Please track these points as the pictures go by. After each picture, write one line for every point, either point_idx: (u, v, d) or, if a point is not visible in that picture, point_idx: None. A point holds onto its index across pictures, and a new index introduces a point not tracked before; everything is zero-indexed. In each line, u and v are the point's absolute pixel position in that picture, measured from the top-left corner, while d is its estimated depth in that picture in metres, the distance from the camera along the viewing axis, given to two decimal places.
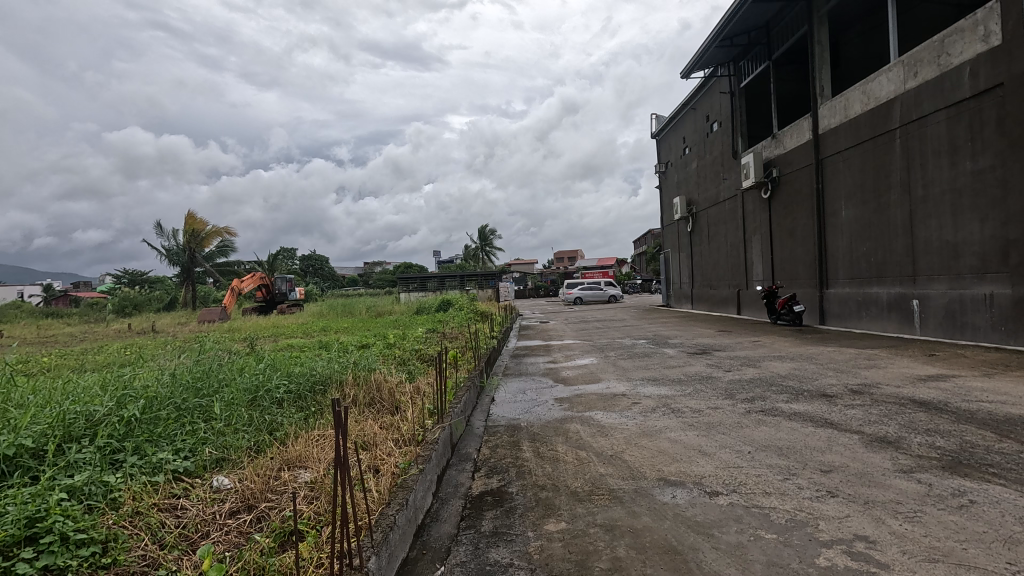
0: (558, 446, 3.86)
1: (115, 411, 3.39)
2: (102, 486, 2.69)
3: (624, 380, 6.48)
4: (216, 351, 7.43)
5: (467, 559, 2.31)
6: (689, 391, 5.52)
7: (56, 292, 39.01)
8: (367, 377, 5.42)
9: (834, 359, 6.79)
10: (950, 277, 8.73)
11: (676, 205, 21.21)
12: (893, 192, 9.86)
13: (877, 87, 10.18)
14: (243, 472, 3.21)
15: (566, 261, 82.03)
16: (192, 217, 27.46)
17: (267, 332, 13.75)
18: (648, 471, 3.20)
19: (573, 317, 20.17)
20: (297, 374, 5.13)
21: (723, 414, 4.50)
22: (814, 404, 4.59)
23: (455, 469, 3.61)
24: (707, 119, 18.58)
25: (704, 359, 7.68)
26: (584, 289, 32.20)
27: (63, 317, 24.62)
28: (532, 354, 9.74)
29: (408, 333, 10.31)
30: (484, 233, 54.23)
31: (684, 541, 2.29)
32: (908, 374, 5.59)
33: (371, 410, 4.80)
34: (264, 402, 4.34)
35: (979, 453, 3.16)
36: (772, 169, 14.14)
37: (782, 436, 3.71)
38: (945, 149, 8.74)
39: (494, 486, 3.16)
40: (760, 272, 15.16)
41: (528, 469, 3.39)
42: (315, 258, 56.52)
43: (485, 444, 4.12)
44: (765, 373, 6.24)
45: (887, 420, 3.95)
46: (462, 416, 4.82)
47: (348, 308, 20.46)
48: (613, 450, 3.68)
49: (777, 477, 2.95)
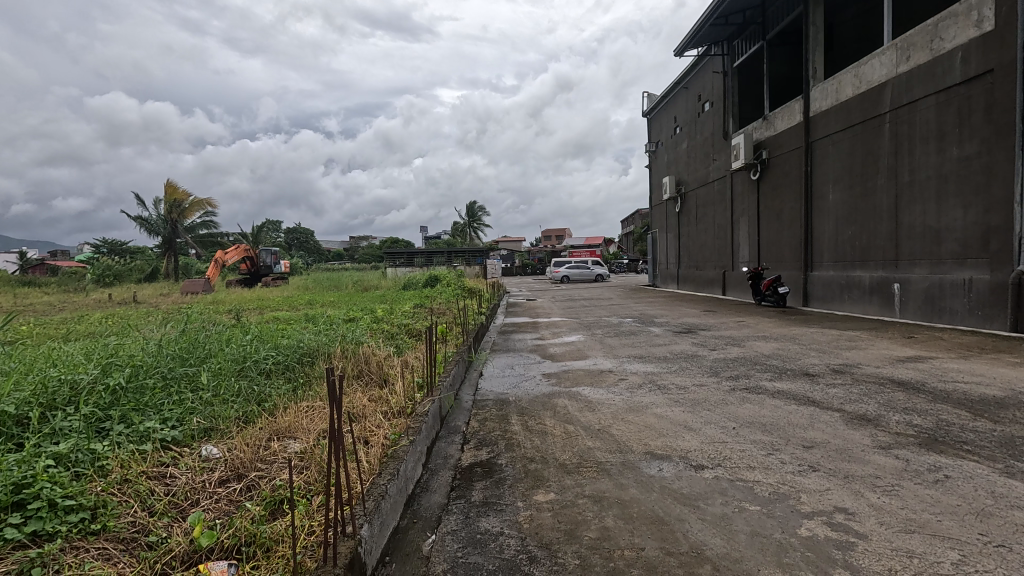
0: (546, 420, 3.91)
1: (101, 379, 3.35)
2: (90, 454, 2.68)
3: (611, 357, 6.54)
4: (201, 322, 7.37)
5: (457, 528, 2.34)
6: (675, 369, 5.60)
7: (32, 260, 38.08)
8: (355, 350, 5.42)
9: (816, 340, 6.91)
10: (931, 262, 8.88)
11: (665, 186, 21.22)
12: (880, 177, 9.94)
13: (869, 71, 10.18)
14: (232, 443, 3.21)
15: (553, 240, 82.08)
16: (172, 187, 26.92)
17: (251, 305, 13.61)
18: (635, 446, 3.25)
19: (560, 295, 20.24)
20: (285, 346, 5.11)
21: (708, 391, 4.58)
22: (797, 383, 4.69)
23: (444, 441, 3.63)
24: (698, 98, 18.49)
25: (689, 338, 7.78)
26: (571, 268, 32.29)
27: (40, 286, 24.10)
28: (520, 330, 9.79)
29: (396, 308, 10.29)
30: (472, 210, 53.93)
31: (670, 512, 2.34)
32: (888, 355, 5.72)
33: (360, 383, 4.82)
34: (252, 371, 4.32)
35: (955, 430, 3.26)
36: (761, 151, 14.18)
37: (766, 413, 3.79)
38: (932, 135, 8.80)
39: (483, 457, 3.20)
40: (746, 254, 15.32)
41: (517, 442, 3.43)
42: (300, 231, 55.80)
43: (474, 418, 4.15)
44: (750, 352, 6.34)
45: (867, 399, 4.06)
46: (451, 390, 4.85)
47: (335, 282, 20.32)
48: (600, 425, 3.73)
49: (760, 452, 3.02)
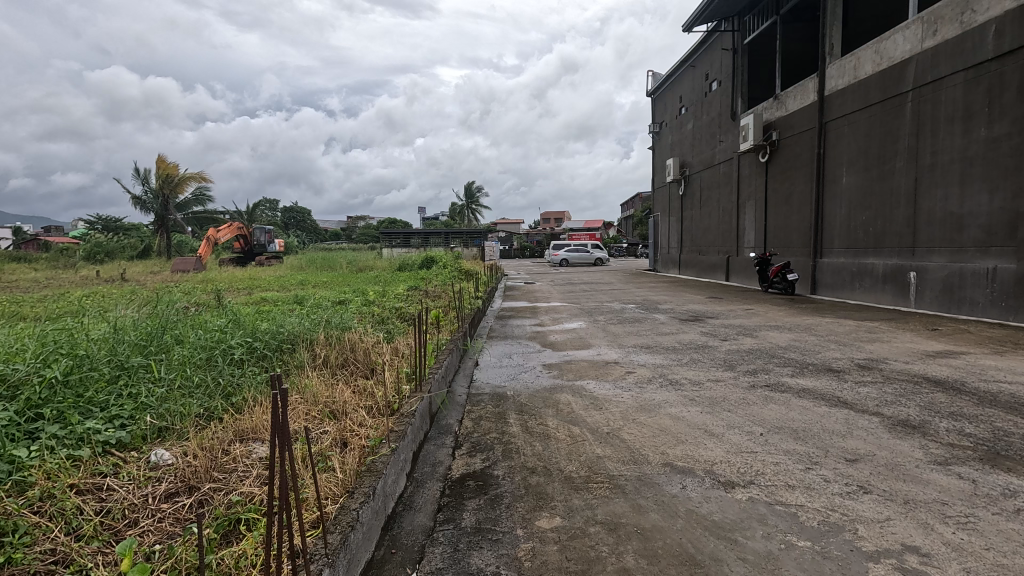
0: (548, 421, 3.49)
1: (38, 370, 2.91)
2: (8, 463, 2.25)
3: (616, 346, 6.12)
4: (177, 303, 6.93)
5: (443, 567, 1.92)
6: (686, 361, 5.18)
7: (26, 236, 37.56)
8: (340, 337, 4.99)
9: (834, 331, 6.49)
10: (951, 250, 8.46)
11: (669, 167, 20.62)
12: (899, 159, 9.46)
13: (892, 46, 9.64)
14: (188, 445, 2.79)
15: (551, 222, 81.62)
16: (163, 161, 26.29)
17: (241, 284, 13.12)
18: (650, 454, 2.84)
19: (559, 279, 19.82)
20: (263, 332, 4.69)
21: (726, 388, 4.16)
22: (822, 381, 4.27)
23: (434, 443, 3.21)
24: (706, 77, 17.86)
25: (698, 327, 7.36)
26: (570, 251, 31.83)
27: (30, 262, 23.60)
28: (518, 315, 9.36)
29: (388, 290, 9.85)
30: (471, 191, 53.28)
31: (702, 548, 1.93)
32: (915, 349, 5.31)
33: (344, 373, 4.42)
34: (223, 360, 3.88)
35: (1017, 443, 2.84)
36: (771, 132, 13.64)
37: (795, 417, 3.37)
38: (958, 114, 8.31)
39: (476, 467, 2.78)
40: (752, 239, 14.86)
41: (516, 448, 3.01)
42: (297, 210, 55.04)
43: (467, 416, 3.72)
44: (764, 343, 5.92)
45: (905, 401, 3.64)
46: (444, 383, 4.43)
47: (330, 262, 19.83)
48: (610, 427, 3.32)
49: (798, 466, 2.61)
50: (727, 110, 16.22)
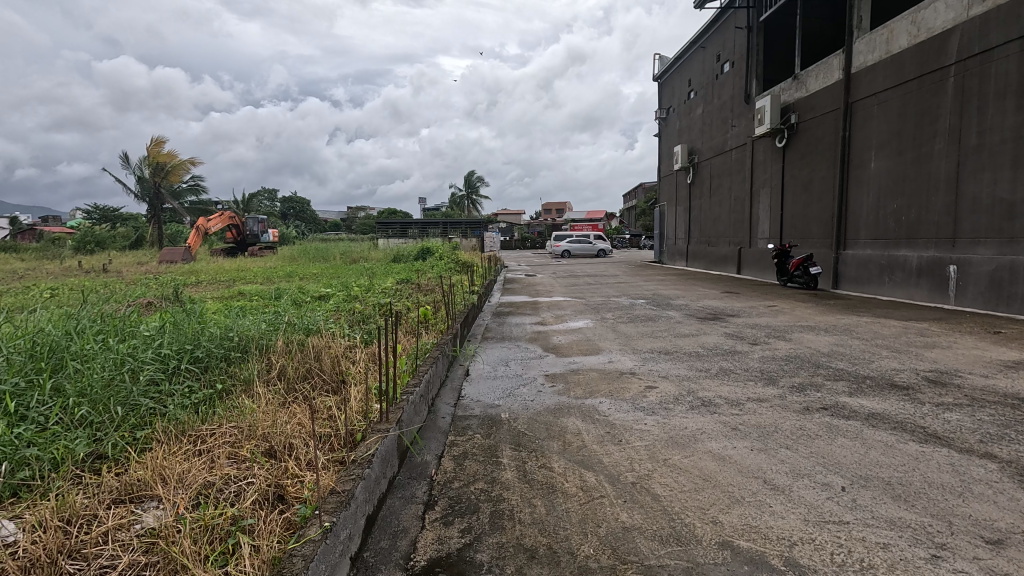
0: (552, 462, 2.66)
1: None
2: None
3: (630, 352, 5.27)
4: (130, 297, 6.10)
5: None
6: (715, 372, 4.34)
7: (22, 227, 36.96)
8: (303, 343, 4.16)
9: (881, 334, 5.63)
10: (1000, 240, 7.60)
11: (676, 154, 19.65)
12: (938, 140, 8.58)
13: (931, 15, 8.72)
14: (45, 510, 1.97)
15: (553, 213, 80.55)
16: (153, 148, 25.33)
17: (223, 277, 12.20)
18: (699, 526, 2.02)
19: (561, 271, 18.97)
20: (206, 336, 3.85)
21: (775, 413, 3.31)
22: (894, 403, 3.42)
23: (399, 497, 2.39)
24: (717, 58, 16.86)
25: (720, 327, 6.51)
26: (573, 243, 30.87)
27: (17, 253, 22.76)
28: (518, 312, 8.49)
29: (376, 284, 8.99)
30: (473, 180, 52.17)
31: None
32: (989, 359, 4.45)
33: (301, 390, 3.61)
34: (138, 378, 3.05)
35: None
36: (790, 115, 12.72)
37: (881, 461, 2.53)
38: (1011, 89, 7.42)
39: (451, 549, 1.95)
40: (767, 228, 13.95)
41: (511, 510, 2.18)
42: (296, 201, 54.11)
43: (449, 452, 2.90)
44: (803, 349, 5.07)
45: (1017, 435, 2.79)
46: (423, 402, 3.59)
47: (322, 253, 18.94)
48: (634, 474, 2.49)
49: (923, 555, 1.78)
50: (740, 92, 15.28)
